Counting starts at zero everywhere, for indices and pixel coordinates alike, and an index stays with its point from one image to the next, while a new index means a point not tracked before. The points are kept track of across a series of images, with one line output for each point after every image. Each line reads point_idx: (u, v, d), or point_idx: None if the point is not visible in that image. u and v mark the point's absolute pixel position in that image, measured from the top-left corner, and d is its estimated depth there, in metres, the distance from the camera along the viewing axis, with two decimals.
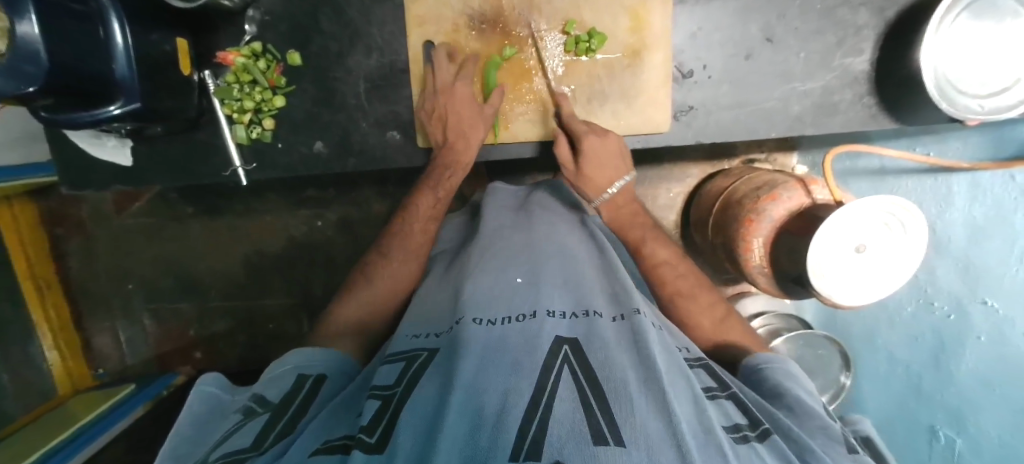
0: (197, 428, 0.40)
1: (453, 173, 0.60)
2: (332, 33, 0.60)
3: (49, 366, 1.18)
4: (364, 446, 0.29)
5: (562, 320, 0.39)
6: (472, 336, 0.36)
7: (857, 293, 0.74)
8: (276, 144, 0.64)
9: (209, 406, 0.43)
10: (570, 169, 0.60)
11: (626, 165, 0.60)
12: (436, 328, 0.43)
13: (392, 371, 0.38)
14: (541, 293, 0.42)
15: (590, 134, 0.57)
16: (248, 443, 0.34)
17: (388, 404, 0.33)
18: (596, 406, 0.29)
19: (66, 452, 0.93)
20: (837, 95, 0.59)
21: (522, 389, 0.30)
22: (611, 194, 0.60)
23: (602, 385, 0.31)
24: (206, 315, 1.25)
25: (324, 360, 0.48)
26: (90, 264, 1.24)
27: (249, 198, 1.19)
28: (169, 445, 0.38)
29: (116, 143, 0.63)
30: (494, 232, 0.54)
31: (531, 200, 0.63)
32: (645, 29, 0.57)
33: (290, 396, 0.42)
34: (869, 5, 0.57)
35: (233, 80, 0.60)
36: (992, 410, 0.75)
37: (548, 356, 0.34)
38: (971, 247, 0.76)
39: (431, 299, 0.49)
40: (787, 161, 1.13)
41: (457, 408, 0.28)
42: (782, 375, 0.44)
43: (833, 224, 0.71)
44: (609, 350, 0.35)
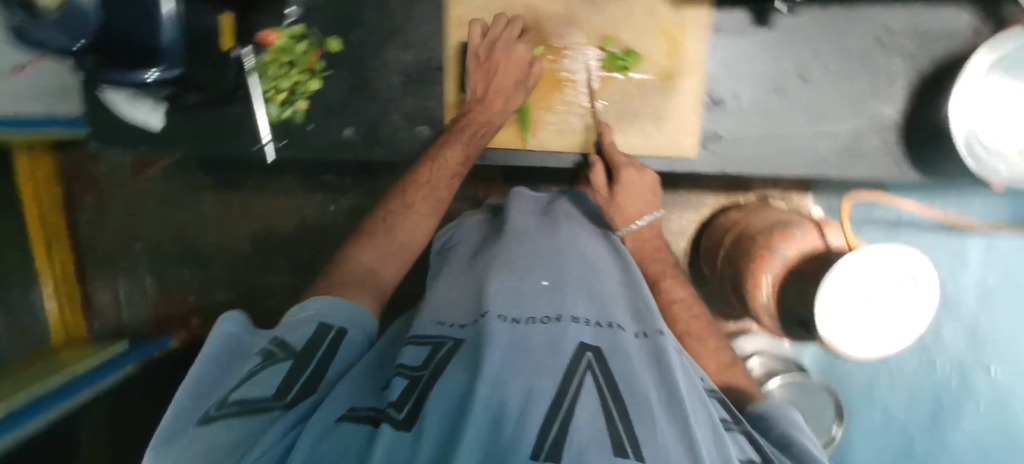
0: (218, 359, 0.40)
1: (482, 133, 0.58)
2: (373, 24, 0.61)
3: (47, 315, 1.18)
4: (392, 420, 0.30)
5: (586, 327, 0.39)
6: (498, 331, 0.36)
7: (868, 346, 0.74)
8: (307, 126, 0.64)
9: (227, 342, 0.42)
10: (603, 194, 0.60)
11: (656, 202, 0.60)
12: (458, 318, 0.43)
13: (421, 352, 0.39)
14: (565, 299, 0.42)
15: (626, 166, 0.59)
16: (272, 391, 0.35)
17: (415, 384, 0.34)
18: (620, 420, 0.29)
19: (61, 396, 0.89)
20: (864, 141, 0.59)
21: (545, 389, 0.30)
22: (638, 226, 0.59)
23: (624, 398, 0.32)
24: (210, 285, 1.26)
25: (345, 312, 0.46)
26: (100, 221, 1.25)
27: (265, 176, 1.20)
28: (191, 372, 0.38)
29: (149, 109, 0.63)
30: (521, 233, 0.54)
31: (556, 205, 0.62)
32: (681, 54, 0.59)
33: (313, 346, 0.41)
34: (905, 55, 0.57)
35: (271, 58, 0.61)
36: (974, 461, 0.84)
37: (571, 360, 0.34)
38: (977, 312, 0.84)
39: (451, 292, 0.50)
40: (802, 202, 1.13)
41: (482, 402, 0.28)
42: (788, 422, 0.43)
43: (841, 273, 0.70)
44: (632, 366, 0.35)
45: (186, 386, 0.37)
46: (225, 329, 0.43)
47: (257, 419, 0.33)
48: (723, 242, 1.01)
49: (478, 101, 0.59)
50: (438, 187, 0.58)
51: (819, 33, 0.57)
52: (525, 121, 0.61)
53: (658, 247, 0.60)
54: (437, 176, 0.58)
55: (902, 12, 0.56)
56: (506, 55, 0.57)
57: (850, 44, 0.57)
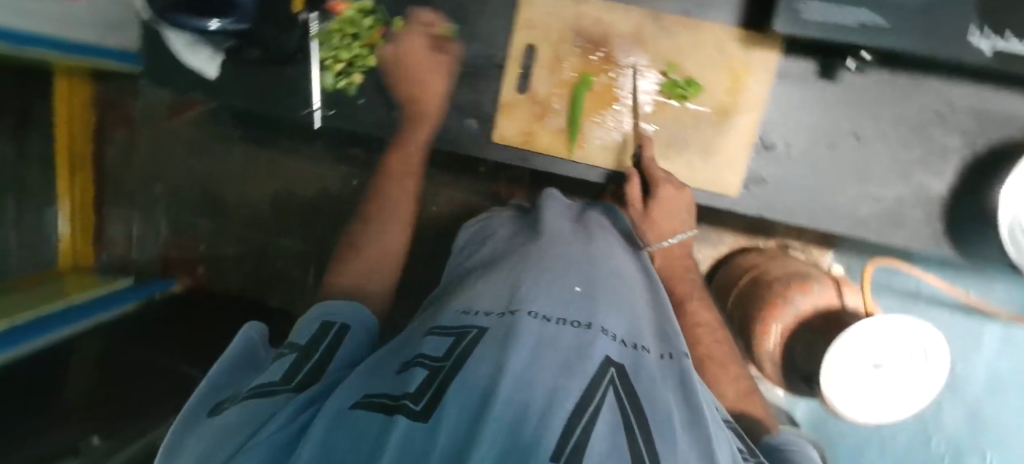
0: (233, 371, 0.43)
1: (418, 125, 0.62)
2: (442, 12, 0.62)
3: (59, 239, 1.20)
4: (408, 413, 0.28)
5: (614, 341, 0.39)
6: (528, 328, 0.36)
7: (875, 412, 0.73)
8: (358, 100, 0.65)
9: (246, 349, 0.46)
10: (637, 207, 0.60)
11: (691, 222, 0.61)
12: (487, 307, 0.43)
13: (441, 344, 0.38)
14: (597, 309, 0.42)
15: (666, 184, 0.58)
16: (279, 374, 0.38)
17: (435, 375, 0.33)
18: (639, 433, 0.29)
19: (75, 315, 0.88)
20: (906, 209, 0.59)
21: (571, 391, 0.30)
22: (670, 243, 0.59)
23: (647, 415, 0.31)
24: (222, 237, 1.27)
25: (349, 311, 0.48)
26: (128, 156, 1.26)
27: (295, 139, 1.20)
28: (207, 378, 0.41)
29: (208, 56, 0.63)
30: (555, 234, 0.54)
31: (587, 215, 0.62)
32: (740, 93, 0.59)
33: (317, 339, 0.43)
34: (964, 132, 0.57)
35: (337, 28, 0.63)
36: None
37: (596, 372, 0.33)
38: (985, 396, 0.85)
39: (480, 284, 0.50)
40: (821, 257, 1.12)
41: (504, 399, 0.27)
42: (802, 457, 0.43)
43: (849, 341, 0.70)
44: (657, 389, 0.35)
45: (205, 382, 0.41)
46: (247, 335, 0.48)
47: (269, 400, 0.34)
48: (737, 283, 0.99)
49: (404, 105, 0.62)
50: (405, 182, 0.62)
51: (882, 95, 0.57)
52: (574, 132, 0.61)
53: (686, 267, 0.61)
54: (401, 168, 0.62)
55: (968, 91, 0.56)
56: (419, 61, 0.62)
57: (911, 112, 0.57)
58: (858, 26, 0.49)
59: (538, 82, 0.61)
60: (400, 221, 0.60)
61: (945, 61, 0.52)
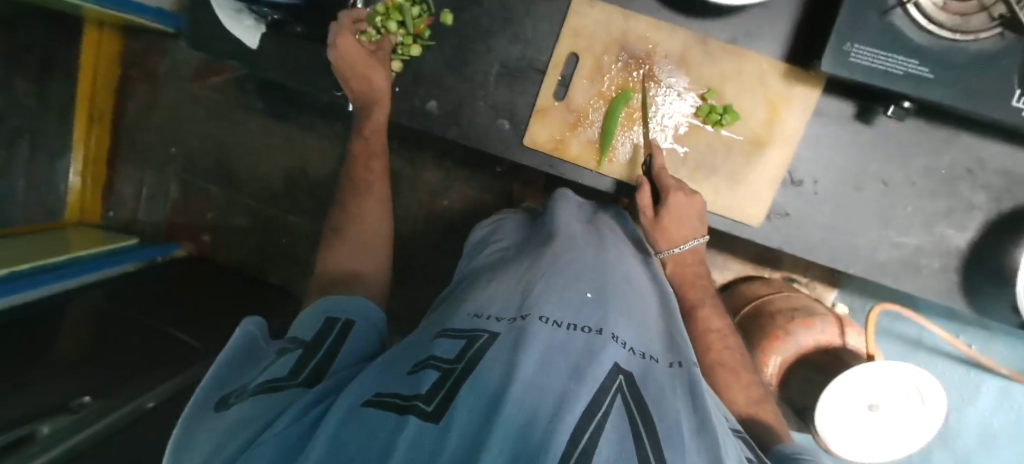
0: (236, 357, 0.43)
1: (370, 112, 0.61)
2: (490, 10, 0.62)
3: (67, 190, 1.19)
4: (419, 412, 0.28)
5: (624, 348, 0.39)
6: (538, 332, 0.36)
7: (865, 452, 0.74)
8: (394, 88, 0.64)
9: (248, 341, 0.44)
10: (648, 215, 0.60)
11: (702, 227, 0.60)
12: (498, 313, 0.42)
13: (454, 345, 0.37)
14: (608, 315, 0.42)
15: (676, 188, 0.57)
16: (285, 372, 0.38)
17: (447, 378, 0.32)
18: (648, 440, 0.29)
19: (79, 268, 0.88)
20: (924, 259, 0.60)
21: (579, 394, 0.30)
22: (682, 249, 0.61)
23: (655, 421, 0.31)
24: (231, 207, 1.27)
25: (350, 307, 0.48)
26: (146, 115, 1.26)
27: (316, 117, 1.20)
28: (212, 368, 0.41)
29: (252, 24, 0.64)
30: (568, 240, 0.55)
31: (598, 219, 0.64)
32: (776, 126, 0.59)
33: (320, 336, 0.43)
34: (991, 190, 0.58)
35: (381, 12, 0.60)
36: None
37: (606, 379, 0.33)
38: (976, 446, 0.85)
39: (492, 283, 0.49)
40: (825, 294, 1.13)
41: (515, 403, 0.28)
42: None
43: (842, 385, 0.70)
44: (667, 395, 0.35)
45: (206, 380, 0.40)
46: (249, 328, 0.46)
47: (276, 395, 0.34)
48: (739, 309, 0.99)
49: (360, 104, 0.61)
50: (372, 163, 0.65)
51: (914, 144, 0.58)
52: (604, 143, 0.62)
53: (698, 273, 0.62)
54: (369, 151, 0.64)
55: (1001, 151, 0.57)
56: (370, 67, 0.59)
57: (941, 164, 0.58)
58: (903, 73, 0.50)
59: (575, 90, 0.62)
60: (377, 199, 0.64)
61: (984, 119, 0.53)
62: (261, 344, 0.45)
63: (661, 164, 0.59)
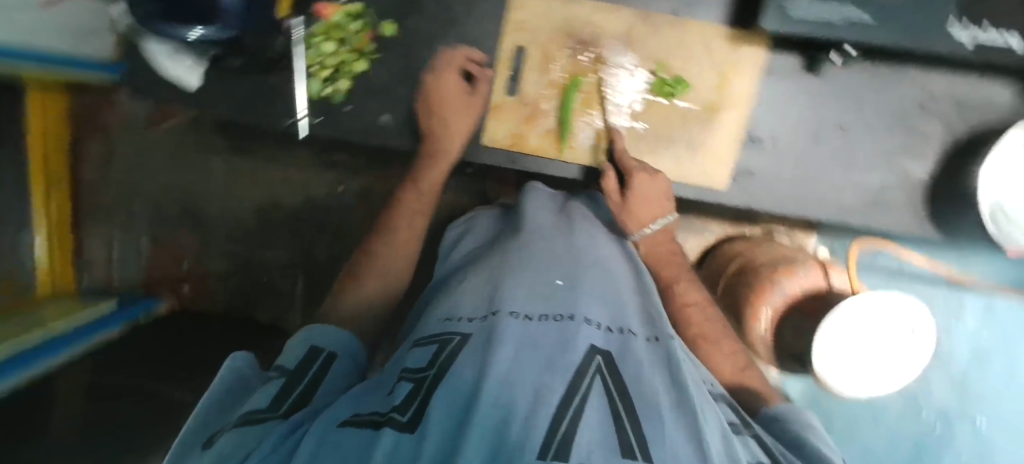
0: (223, 396, 0.41)
1: (436, 161, 0.61)
2: (431, 14, 0.61)
3: (35, 267, 1.11)
4: (395, 424, 0.29)
5: (597, 329, 0.40)
6: (507, 329, 0.37)
7: (863, 386, 0.74)
8: (345, 107, 0.63)
9: (235, 380, 0.42)
10: (614, 200, 0.59)
11: (668, 205, 0.60)
12: (469, 314, 0.43)
13: (425, 353, 0.38)
14: (578, 299, 0.43)
15: (638, 171, 0.59)
16: (266, 403, 0.35)
17: (420, 387, 0.33)
18: (626, 418, 0.30)
19: (75, 337, 0.90)
20: (890, 195, 0.61)
21: (555, 387, 0.31)
22: (653, 231, 0.58)
23: (633, 399, 0.32)
24: (206, 252, 1.24)
25: (336, 337, 0.46)
26: (104, 172, 1.22)
27: (278, 146, 1.18)
28: (197, 409, 0.38)
29: (192, 64, 0.62)
30: (535, 230, 0.55)
31: (569, 207, 0.64)
32: (727, 90, 0.60)
33: (304, 365, 0.41)
34: (942, 120, 0.59)
35: (323, 32, 0.62)
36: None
37: (580, 362, 0.34)
38: (967, 364, 0.87)
39: (465, 286, 0.50)
40: (806, 241, 1.15)
41: (487, 401, 0.29)
42: (801, 424, 0.43)
43: (840, 316, 0.72)
44: (644, 370, 0.36)
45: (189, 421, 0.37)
46: (235, 365, 0.44)
47: (257, 426, 0.32)
48: (726, 270, 1.01)
49: (426, 141, 0.61)
50: (416, 220, 0.61)
51: (864, 87, 0.59)
52: (562, 132, 0.62)
53: (671, 250, 0.61)
54: (414, 206, 0.61)
55: (946, 81, 0.58)
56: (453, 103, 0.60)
57: (892, 103, 0.59)
58: (841, 21, 0.50)
59: (528, 82, 0.62)
60: (405, 249, 0.59)
61: (925, 53, 0.54)
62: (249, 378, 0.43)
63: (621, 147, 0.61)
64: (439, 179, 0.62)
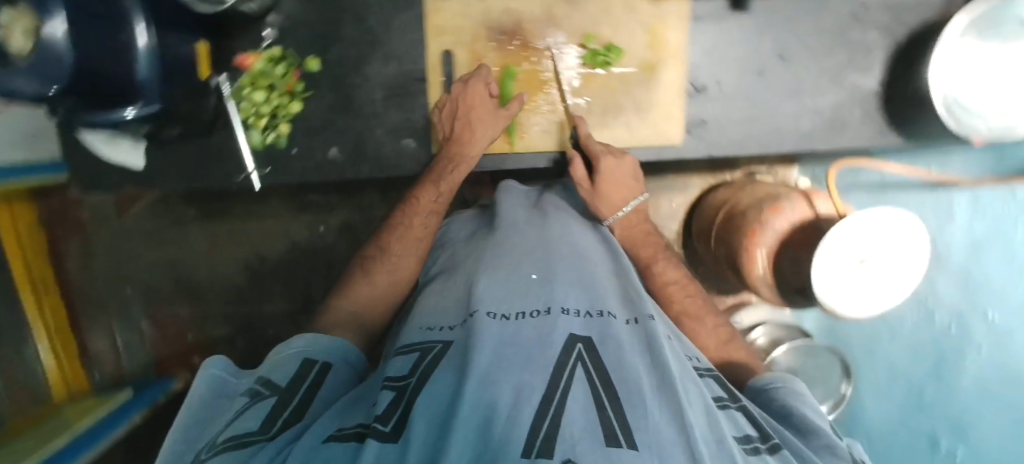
0: (209, 399, 0.41)
1: (457, 167, 0.60)
2: (351, 39, 0.61)
3: (45, 373, 1.12)
4: (378, 435, 0.28)
5: (576, 318, 0.39)
6: (486, 328, 0.36)
7: (862, 304, 0.73)
8: (291, 150, 0.64)
9: (217, 389, 0.42)
10: (586, 187, 0.59)
11: (639, 186, 0.61)
12: (448, 322, 0.43)
13: (406, 361, 0.38)
14: (555, 291, 0.42)
15: (605, 155, 0.59)
16: (255, 426, 0.34)
17: (402, 395, 0.33)
18: (610, 409, 0.29)
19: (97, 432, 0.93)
20: (846, 113, 0.60)
21: (536, 385, 0.30)
22: (626, 212, 0.59)
23: (616, 387, 0.31)
24: (207, 320, 1.24)
25: (329, 347, 0.47)
26: (88, 266, 1.21)
27: (249, 200, 1.18)
28: (178, 426, 0.38)
29: (129, 145, 0.59)
30: (510, 226, 0.56)
31: (545, 200, 0.64)
32: (661, 46, 0.60)
33: (296, 380, 0.41)
34: (880, 27, 0.58)
35: (249, 82, 0.61)
36: (985, 412, 0.76)
37: (561, 353, 0.34)
38: (971, 263, 0.75)
39: (442, 293, 0.50)
40: (788, 175, 1.14)
41: (471, 401, 0.28)
42: (788, 394, 0.43)
43: (834, 238, 0.70)
44: (624, 353, 0.35)
45: (174, 438, 0.37)
46: (213, 372, 0.43)
47: (241, 452, 0.32)
48: (716, 221, 0.98)
49: (449, 143, 0.60)
50: (429, 219, 0.62)
51: (795, 13, 0.58)
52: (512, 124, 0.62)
53: (646, 230, 0.62)
54: (424, 204, 0.61)
55: None
56: (473, 92, 0.59)
57: (827, 21, 0.58)
58: None
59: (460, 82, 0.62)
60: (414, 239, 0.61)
61: None
62: (232, 384, 0.42)
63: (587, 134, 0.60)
64: (457, 184, 0.61)
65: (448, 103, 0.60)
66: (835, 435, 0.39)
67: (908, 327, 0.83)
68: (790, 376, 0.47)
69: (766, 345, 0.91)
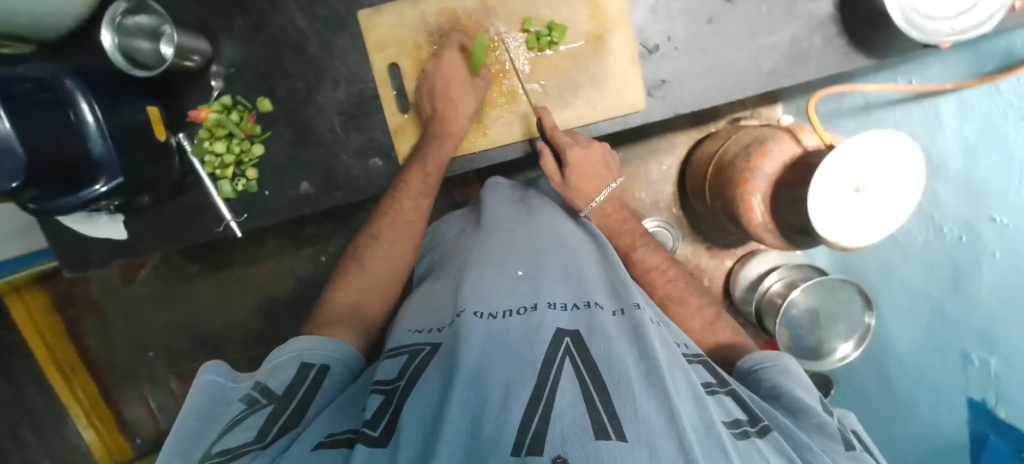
0: (202, 409, 0.40)
1: (443, 144, 0.61)
2: (297, 72, 0.64)
3: (88, 445, 1.16)
4: (367, 440, 0.28)
5: (563, 311, 0.39)
6: (474, 327, 0.36)
7: (859, 233, 0.62)
8: (263, 192, 0.66)
9: (211, 395, 0.42)
10: (558, 180, 0.61)
11: (611, 173, 0.62)
12: (437, 323, 0.44)
13: (394, 365, 0.38)
14: (541, 286, 0.43)
15: (574, 145, 0.59)
16: (252, 436, 0.35)
17: (391, 398, 0.33)
18: (598, 399, 0.28)
19: None
20: (805, 43, 0.59)
21: (524, 382, 0.29)
22: (600, 201, 0.61)
23: (604, 378, 0.30)
24: (231, 369, 1.18)
25: (326, 350, 0.48)
26: (110, 337, 1.19)
27: (250, 246, 1.13)
28: (173, 431, 0.38)
29: (108, 219, 0.66)
30: (496, 222, 0.56)
31: (529, 197, 0.64)
32: (604, 15, 0.60)
33: (292, 390, 0.42)
34: None
35: (208, 135, 0.63)
36: (996, 313, 0.63)
37: (549, 349, 0.33)
38: (970, 167, 0.65)
39: (430, 297, 0.50)
40: (772, 114, 1.03)
41: (459, 399, 0.28)
42: (777, 373, 0.44)
43: (832, 163, 0.59)
44: (611, 343, 0.34)
45: (172, 438, 0.37)
46: (207, 378, 0.42)
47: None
48: (706, 176, 0.88)
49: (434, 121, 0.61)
50: (418, 201, 0.62)
51: None
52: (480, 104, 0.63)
53: (623, 217, 0.63)
54: (415, 187, 0.61)
55: None
56: (451, 65, 0.59)
57: None
58: None
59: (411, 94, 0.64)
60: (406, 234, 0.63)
61: None
62: (229, 388, 0.43)
63: (553, 126, 0.59)
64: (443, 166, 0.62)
65: (427, 86, 0.61)
66: (824, 411, 0.40)
67: (920, 245, 0.76)
68: (778, 352, 0.48)
69: (782, 289, 0.89)
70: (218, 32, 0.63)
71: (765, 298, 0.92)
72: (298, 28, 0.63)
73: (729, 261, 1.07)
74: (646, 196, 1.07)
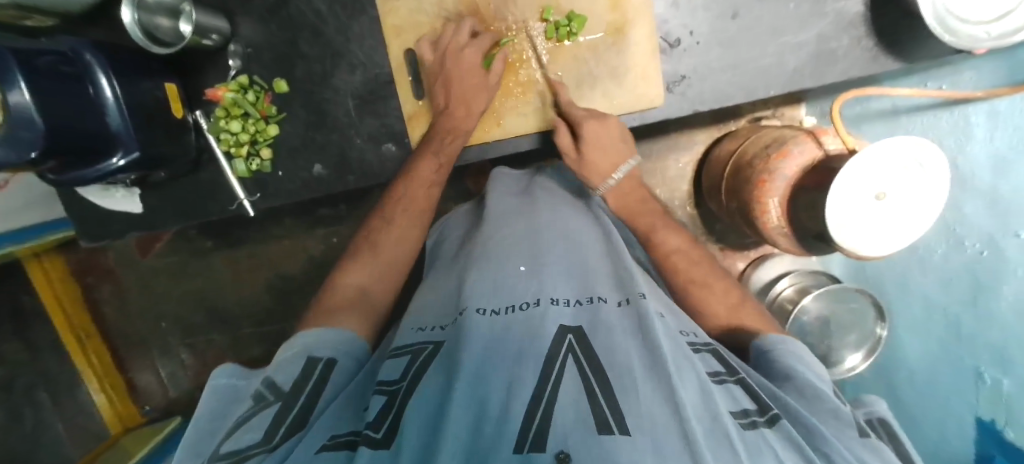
0: (216, 410, 0.42)
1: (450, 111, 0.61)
2: (313, 55, 0.64)
3: (99, 410, 1.19)
4: (369, 442, 0.29)
5: (566, 307, 0.39)
6: (475, 324, 0.36)
7: (878, 242, 0.60)
8: (276, 173, 0.67)
9: (225, 394, 0.44)
10: (571, 156, 0.61)
11: (629, 148, 0.60)
12: (439, 321, 0.44)
13: (397, 364, 0.39)
14: (544, 282, 0.42)
15: (588, 119, 0.58)
16: (259, 437, 0.36)
17: (394, 398, 0.34)
18: (601, 395, 0.27)
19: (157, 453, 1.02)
20: (833, 42, 0.57)
21: (526, 379, 0.29)
22: (617, 178, 0.61)
23: (608, 372, 0.30)
24: (240, 344, 1.19)
25: (333, 342, 0.48)
26: (124, 307, 1.21)
27: (264, 225, 1.13)
28: (185, 438, 0.40)
29: (125, 193, 0.67)
30: (503, 214, 0.56)
31: (535, 184, 0.65)
32: (625, 6, 0.58)
33: (300, 384, 0.42)
34: None
35: (223, 115, 0.63)
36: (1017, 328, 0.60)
37: (551, 346, 0.33)
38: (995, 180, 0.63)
39: (438, 290, 0.50)
40: (795, 115, 1.01)
41: (461, 400, 0.28)
42: (791, 357, 0.44)
43: (854, 168, 0.57)
44: (614, 339, 0.34)
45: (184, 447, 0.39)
46: (219, 382, 0.45)
47: None
48: (723, 176, 0.87)
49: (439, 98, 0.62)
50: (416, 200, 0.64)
51: None
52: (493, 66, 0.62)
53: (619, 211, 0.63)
54: (419, 181, 0.63)
55: None
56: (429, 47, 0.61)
57: None
58: None
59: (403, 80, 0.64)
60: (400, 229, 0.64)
61: None
62: (240, 385, 0.45)
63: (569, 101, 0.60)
64: (455, 154, 0.63)
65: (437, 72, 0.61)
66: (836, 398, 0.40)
67: (940, 256, 0.73)
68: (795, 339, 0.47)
69: (795, 294, 0.88)
70: (237, 13, 0.63)
71: (776, 302, 0.90)
72: (316, 11, 0.63)
73: (742, 263, 1.06)
74: (661, 193, 1.06)
